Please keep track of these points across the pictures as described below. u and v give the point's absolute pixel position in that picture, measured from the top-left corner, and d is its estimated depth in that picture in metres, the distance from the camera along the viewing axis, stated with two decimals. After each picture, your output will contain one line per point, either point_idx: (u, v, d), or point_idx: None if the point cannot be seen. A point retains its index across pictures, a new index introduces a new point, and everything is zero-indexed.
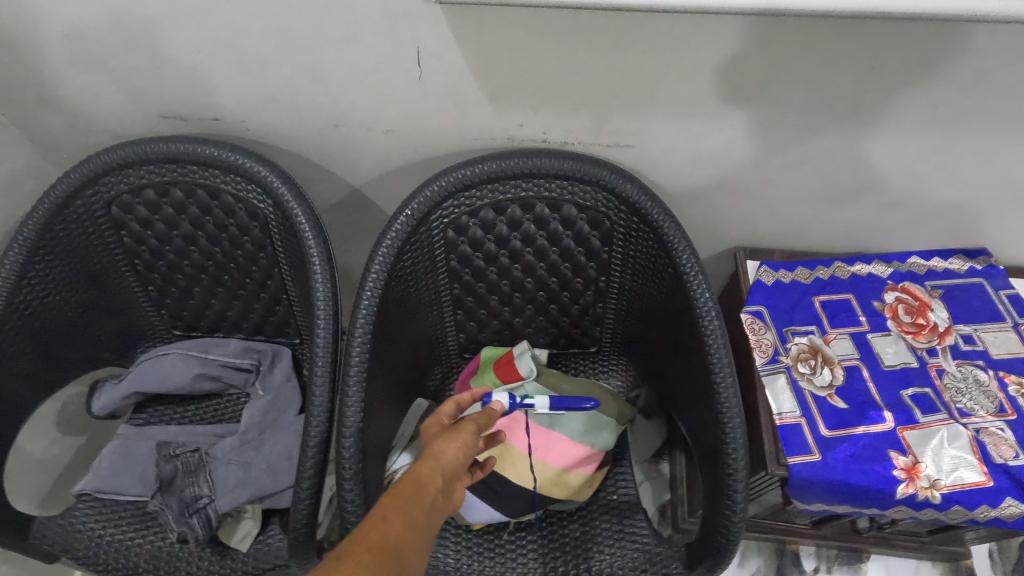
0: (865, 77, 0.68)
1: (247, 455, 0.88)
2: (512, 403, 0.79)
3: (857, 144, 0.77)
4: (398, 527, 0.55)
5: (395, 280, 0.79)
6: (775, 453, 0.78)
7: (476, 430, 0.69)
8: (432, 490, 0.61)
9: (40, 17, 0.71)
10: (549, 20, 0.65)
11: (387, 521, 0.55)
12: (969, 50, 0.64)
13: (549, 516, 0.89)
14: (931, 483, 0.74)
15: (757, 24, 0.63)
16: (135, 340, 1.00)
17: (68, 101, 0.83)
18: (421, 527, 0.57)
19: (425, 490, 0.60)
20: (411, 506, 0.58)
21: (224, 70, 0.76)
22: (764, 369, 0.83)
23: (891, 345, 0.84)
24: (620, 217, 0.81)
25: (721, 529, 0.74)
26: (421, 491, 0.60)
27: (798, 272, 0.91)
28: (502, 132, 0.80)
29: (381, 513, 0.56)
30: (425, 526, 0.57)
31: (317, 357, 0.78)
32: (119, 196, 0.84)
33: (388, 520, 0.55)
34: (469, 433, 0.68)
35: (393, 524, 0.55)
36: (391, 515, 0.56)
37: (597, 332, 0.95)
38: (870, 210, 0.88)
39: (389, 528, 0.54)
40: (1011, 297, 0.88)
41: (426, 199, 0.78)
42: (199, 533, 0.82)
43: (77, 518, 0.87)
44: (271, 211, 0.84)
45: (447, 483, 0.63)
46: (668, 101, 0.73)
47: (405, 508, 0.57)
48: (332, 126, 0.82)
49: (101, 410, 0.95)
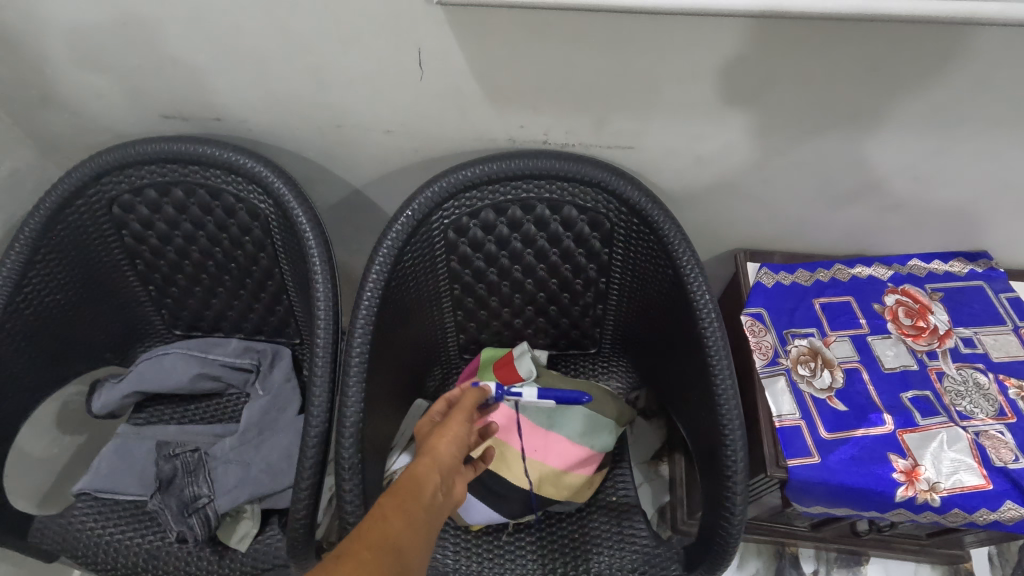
0: (866, 79, 0.68)
1: (246, 455, 0.89)
2: (501, 390, 0.82)
3: (858, 146, 0.77)
4: (398, 525, 0.56)
5: (395, 280, 0.80)
6: (774, 455, 0.77)
7: (467, 420, 0.72)
8: (430, 486, 0.62)
9: (41, 17, 0.72)
10: (550, 21, 0.65)
11: (386, 519, 0.56)
12: (970, 53, 0.64)
13: (549, 516, 0.89)
14: (931, 486, 0.74)
15: (758, 26, 0.63)
16: (135, 339, 1.00)
17: (69, 100, 0.84)
18: (421, 524, 0.58)
19: (423, 487, 0.62)
20: (410, 503, 0.59)
21: (225, 70, 0.76)
22: (764, 372, 0.83)
23: (891, 348, 0.84)
24: (620, 218, 0.81)
25: (721, 531, 0.74)
26: (420, 489, 0.61)
27: (798, 274, 0.92)
28: (503, 133, 0.80)
29: (381, 512, 0.57)
30: (425, 522, 0.58)
31: (317, 357, 0.78)
32: (120, 196, 0.84)
33: (388, 518, 0.56)
34: (460, 425, 0.71)
35: (393, 523, 0.56)
36: (390, 513, 0.57)
37: (597, 334, 0.95)
38: (870, 213, 0.88)
39: (390, 527, 0.56)
40: (1012, 300, 0.88)
41: (427, 200, 0.78)
42: (198, 534, 0.83)
43: (76, 517, 0.87)
44: (271, 211, 0.84)
45: (445, 479, 0.65)
46: (669, 103, 0.73)
47: (405, 506, 0.58)
48: (333, 127, 0.83)
49: (100, 410, 0.95)
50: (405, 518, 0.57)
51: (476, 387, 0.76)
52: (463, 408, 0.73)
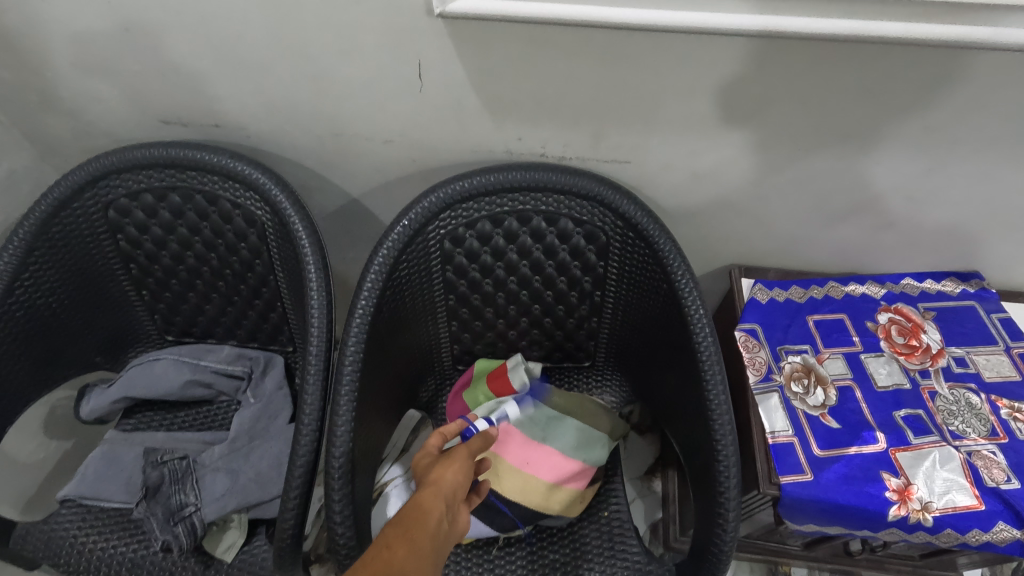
0: (858, 100, 0.69)
1: (235, 463, 0.88)
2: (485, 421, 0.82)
3: (852, 166, 0.78)
4: (401, 554, 0.54)
5: (390, 290, 0.79)
6: (767, 472, 0.77)
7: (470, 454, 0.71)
8: (434, 513, 0.61)
9: (44, 23, 0.72)
10: (550, 37, 0.66)
11: (390, 548, 0.54)
12: (959, 76, 0.66)
13: (539, 531, 0.88)
14: (922, 505, 0.73)
15: (752, 47, 0.65)
16: (126, 344, 0.99)
17: (69, 104, 0.84)
18: (426, 549, 0.56)
19: (429, 514, 0.60)
20: (415, 531, 0.57)
21: (226, 78, 0.77)
22: (757, 388, 0.83)
23: (884, 366, 0.85)
24: (616, 233, 0.81)
25: (713, 548, 0.73)
26: (423, 516, 0.60)
27: (792, 291, 0.92)
28: (501, 145, 0.81)
29: (385, 542, 0.55)
30: (431, 549, 0.56)
31: (309, 365, 0.78)
32: (116, 200, 0.84)
33: (391, 547, 0.55)
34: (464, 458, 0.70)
35: (397, 551, 0.54)
36: (394, 541, 0.56)
37: (591, 346, 0.95)
38: (864, 231, 0.89)
39: (394, 555, 0.54)
40: (1004, 320, 0.89)
41: (424, 210, 0.79)
42: (183, 543, 0.80)
43: (59, 524, 0.85)
44: (268, 217, 0.83)
45: (449, 507, 0.64)
46: (666, 119, 0.74)
47: (409, 535, 0.57)
48: (331, 136, 0.83)
49: (88, 415, 0.94)
50: (409, 547, 0.55)
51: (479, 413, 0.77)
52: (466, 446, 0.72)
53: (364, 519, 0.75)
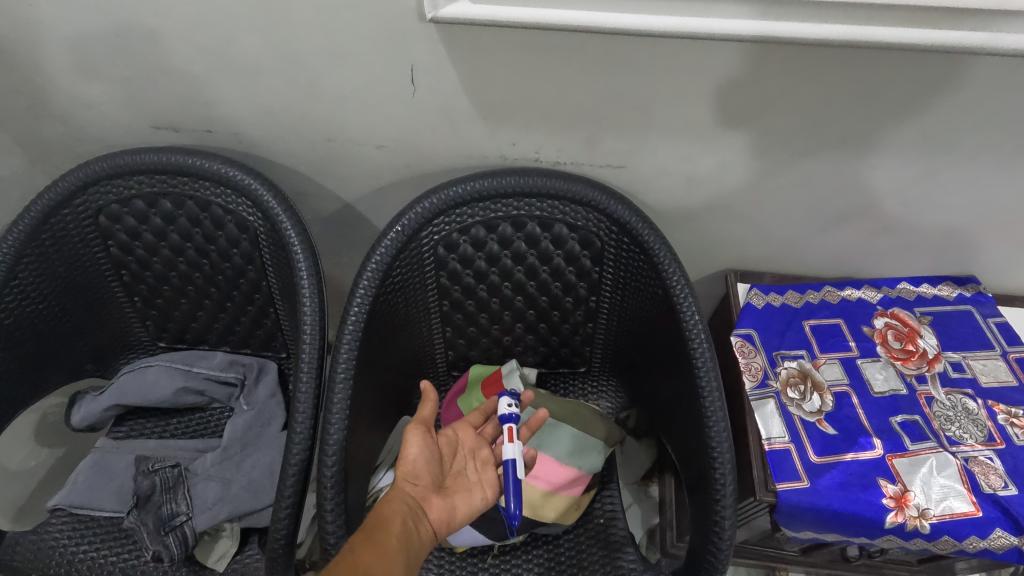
0: (853, 105, 0.69)
1: (228, 471, 0.87)
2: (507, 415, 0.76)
3: (848, 171, 0.78)
4: (368, 556, 0.60)
5: (384, 296, 0.79)
6: (763, 479, 0.76)
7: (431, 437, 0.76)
8: (395, 516, 0.67)
9: (34, 29, 0.72)
10: (542, 41, 0.65)
11: (356, 552, 0.60)
12: (953, 79, 0.65)
13: (536, 538, 0.87)
14: (920, 512, 0.73)
15: (746, 51, 0.64)
16: (119, 351, 0.98)
17: (60, 111, 0.83)
18: (393, 549, 0.63)
19: (390, 519, 0.67)
20: (379, 535, 0.64)
21: (219, 83, 0.76)
22: (752, 394, 0.82)
23: (880, 371, 0.84)
24: (610, 238, 0.81)
25: (709, 555, 0.72)
26: (386, 520, 0.66)
27: (787, 296, 0.92)
28: (495, 150, 0.80)
29: (351, 548, 0.61)
30: (398, 547, 0.63)
31: (302, 371, 0.77)
32: (107, 207, 0.83)
33: (358, 552, 0.61)
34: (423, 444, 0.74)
35: (364, 554, 0.61)
36: (360, 546, 0.62)
37: (586, 352, 0.94)
38: (860, 236, 0.89)
39: (360, 557, 0.60)
40: (1000, 325, 0.88)
41: (416, 216, 0.78)
42: (174, 553, 0.79)
43: (50, 533, 0.84)
44: (261, 224, 0.83)
45: (413, 506, 0.70)
46: (660, 124, 0.74)
47: (373, 538, 0.63)
48: (324, 141, 0.82)
49: (79, 423, 0.93)
50: (375, 550, 0.62)
51: (426, 386, 0.74)
52: (421, 421, 0.75)
53: (358, 526, 0.74)
